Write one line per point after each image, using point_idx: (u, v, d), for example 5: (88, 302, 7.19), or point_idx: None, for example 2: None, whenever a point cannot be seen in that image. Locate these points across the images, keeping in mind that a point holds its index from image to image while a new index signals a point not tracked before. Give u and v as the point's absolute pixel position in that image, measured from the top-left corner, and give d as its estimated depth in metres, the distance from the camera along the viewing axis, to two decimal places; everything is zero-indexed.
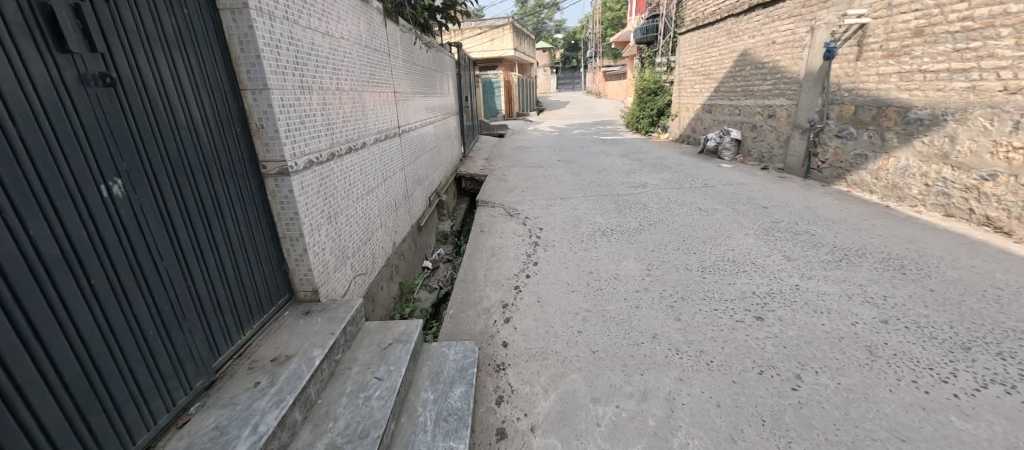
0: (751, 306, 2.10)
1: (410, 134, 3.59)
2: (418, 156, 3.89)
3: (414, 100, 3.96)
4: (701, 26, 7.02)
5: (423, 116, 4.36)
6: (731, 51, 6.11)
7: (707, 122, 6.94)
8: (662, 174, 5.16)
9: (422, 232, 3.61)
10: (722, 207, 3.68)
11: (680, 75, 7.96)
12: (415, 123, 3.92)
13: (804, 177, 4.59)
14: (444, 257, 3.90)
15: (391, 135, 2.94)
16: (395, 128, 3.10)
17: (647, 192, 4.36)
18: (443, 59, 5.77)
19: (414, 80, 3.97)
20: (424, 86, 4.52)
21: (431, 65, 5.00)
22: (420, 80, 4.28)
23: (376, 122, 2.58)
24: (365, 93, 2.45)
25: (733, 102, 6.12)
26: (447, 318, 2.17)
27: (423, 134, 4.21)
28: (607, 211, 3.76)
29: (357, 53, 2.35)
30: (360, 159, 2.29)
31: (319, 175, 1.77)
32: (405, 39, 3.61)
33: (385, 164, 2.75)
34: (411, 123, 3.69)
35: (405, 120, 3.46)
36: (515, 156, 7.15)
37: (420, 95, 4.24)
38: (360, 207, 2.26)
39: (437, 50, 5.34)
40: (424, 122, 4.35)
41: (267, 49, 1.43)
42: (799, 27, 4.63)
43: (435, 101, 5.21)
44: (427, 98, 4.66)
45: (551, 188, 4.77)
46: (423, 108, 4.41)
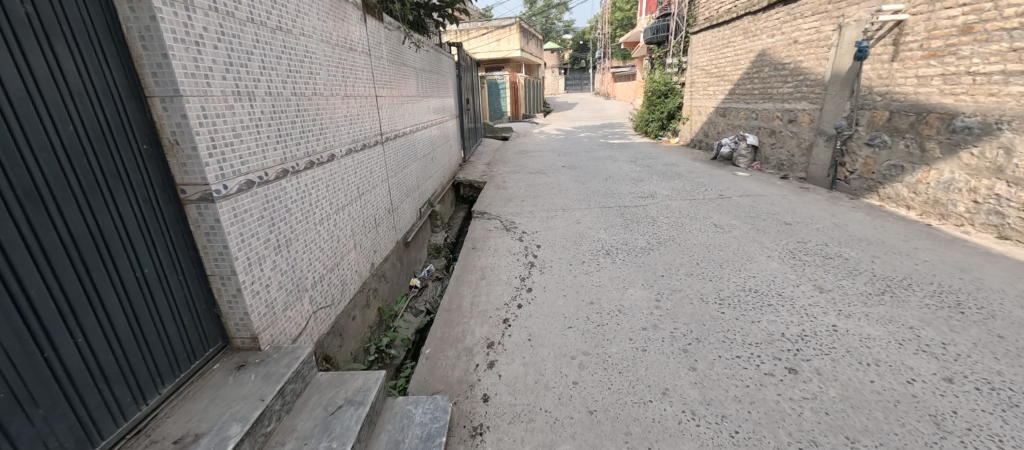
0: (781, 354, 1.76)
1: (397, 141, 3.30)
2: (408, 164, 3.61)
3: (405, 103, 3.68)
4: (716, 25, 6.65)
5: (416, 120, 4.08)
6: (748, 51, 5.74)
7: (721, 127, 6.56)
8: (672, 183, 4.82)
9: (409, 247, 3.32)
10: (739, 223, 3.34)
11: (693, 76, 7.59)
12: (406, 129, 3.64)
13: (829, 188, 4.22)
14: (434, 274, 3.60)
15: (371, 144, 2.64)
16: (378, 135, 2.81)
17: (657, 204, 4.02)
18: (441, 59, 5.48)
19: (404, 83, 3.69)
20: (417, 88, 4.24)
21: (427, 66, 4.72)
22: (412, 83, 4.00)
23: (349, 130, 2.29)
24: (337, 99, 2.16)
25: (749, 105, 5.75)
26: (423, 360, 1.87)
27: (415, 140, 3.93)
28: (612, 226, 3.43)
29: (325, 52, 2.06)
30: (327, 174, 2.01)
31: (262, 198, 1.48)
32: (391, 38, 3.33)
33: (362, 177, 2.46)
34: (399, 128, 3.40)
35: (392, 126, 3.18)
36: (518, 160, 6.85)
37: (411, 98, 3.94)
38: (326, 229, 1.98)
39: (433, 50, 5.06)
40: (417, 127, 4.07)
41: (179, 46, 1.14)
42: (825, 25, 4.26)
43: (432, 104, 4.93)
44: (421, 101, 4.38)
45: (554, 198, 4.46)
46: (417, 113, 4.13)
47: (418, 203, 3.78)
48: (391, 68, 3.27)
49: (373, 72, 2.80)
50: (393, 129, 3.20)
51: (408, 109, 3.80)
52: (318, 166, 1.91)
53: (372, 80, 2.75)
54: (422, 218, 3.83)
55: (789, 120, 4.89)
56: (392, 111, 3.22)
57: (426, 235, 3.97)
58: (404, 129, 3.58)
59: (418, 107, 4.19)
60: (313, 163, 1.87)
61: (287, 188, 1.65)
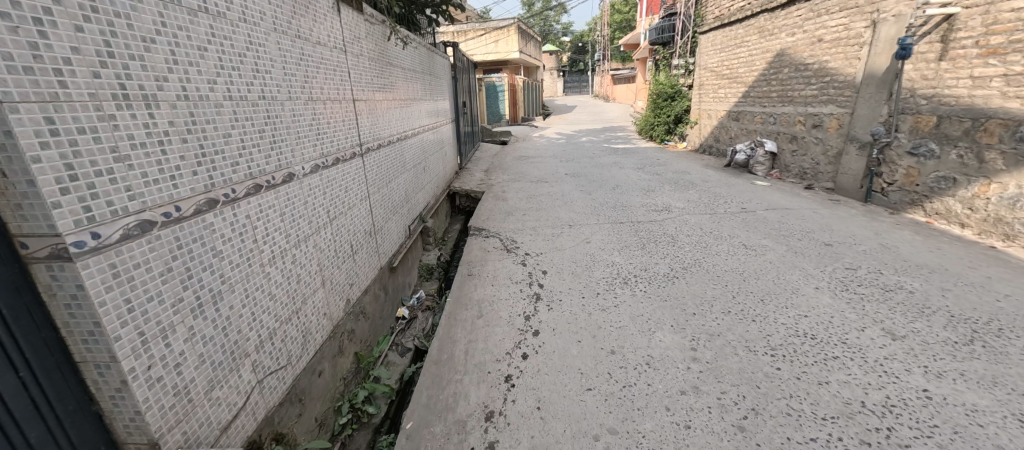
0: (871, 435, 1.36)
1: (384, 150, 3.14)
2: (398, 176, 3.38)
3: (397, 108, 3.52)
4: (727, 24, 6.26)
5: (411, 126, 3.92)
6: (765, 51, 5.35)
7: (734, 132, 6.18)
8: (687, 194, 4.42)
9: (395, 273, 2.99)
10: (772, 244, 2.93)
11: (701, 77, 7.20)
12: (397, 134, 3.47)
13: (863, 201, 3.85)
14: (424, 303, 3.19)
15: (344, 155, 2.51)
16: (356, 148, 2.68)
17: (673, 218, 3.62)
18: (439, 61, 5.26)
19: (395, 88, 3.54)
20: (412, 93, 4.08)
21: (424, 69, 4.55)
22: (406, 86, 3.86)
23: (312, 143, 2.20)
24: (290, 105, 2.04)
25: (766, 108, 5.37)
26: (402, 441, 1.44)
27: (410, 152, 3.76)
28: (627, 248, 3.02)
29: (273, 51, 1.95)
30: (276, 198, 1.87)
31: (162, 250, 1.29)
32: (377, 42, 3.16)
33: (330, 197, 2.30)
34: (388, 134, 3.25)
35: (376, 135, 3.02)
36: (518, 167, 6.44)
37: (405, 104, 3.78)
38: (269, 279, 1.75)
39: (431, 51, 4.87)
40: (412, 133, 3.90)
41: (27, 64, 0.99)
42: (855, 21, 3.89)
43: (430, 109, 4.74)
44: (417, 105, 4.20)
45: (558, 211, 4.04)
46: (412, 119, 3.98)
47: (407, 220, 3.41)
48: (377, 71, 3.14)
49: (348, 75, 2.67)
50: (376, 138, 3.02)
51: (400, 115, 3.63)
52: (260, 193, 1.78)
53: (346, 85, 2.63)
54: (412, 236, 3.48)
55: (814, 124, 4.51)
56: (377, 119, 3.07)
57: (416, 255, 3.58)
58: (395, 138, 3.41)
59: (411, 112, 4.00)
60: (253, 192, 1.73)
61: (213, 230, 1.50)
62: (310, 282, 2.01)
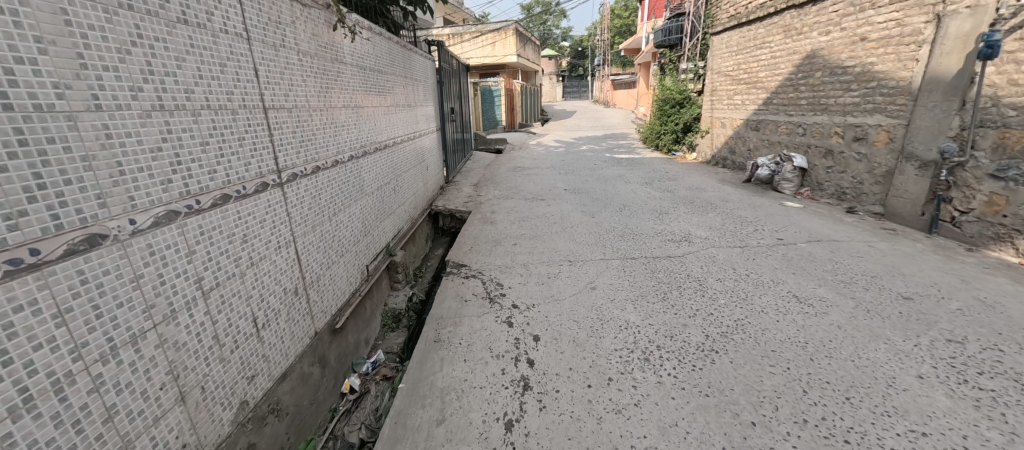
0: None
1: (305, 180, 2.40)
2: (344, 207, 2.78)
3: (333, 120, 2.74)
4: (745, 23, 5.62)
5: (365, 141, 3.17)
6: (790, 53, 4.80)
7: (753, 143, 5.55)
8: (708, 218, 3.75)
9: (340, 333, 2.55)
10: (833, 297, 2.27)
11: (713, 82, 6.60)
12: (333, 154, 2.72)
13: (927, 231, 3.43)
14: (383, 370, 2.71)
15: (212, 195, 1.76)
16: (250, 178, 1.99)
17: (697, 253, 2.95)
18: (415, 60, 4.48)
19: (334, 97, 2.77)
20: (370, 100, 3.31)
21: (391, 72, 3.78)
22: (357, 94, 3.09)
23: (154, 181, 1.49)
24: (80, 123, 1.26)
25: (794, 117, 4.81)
26: None
27: (356, 175, 2.98)
28: (644, 299, 2.35)
29: (34, 30, 1.16)
30: (30, 289, 1.12)
31: None
32: (294, 36, 2.39)
33: (188, 259, 1.62)
34: (320, 152, 2.58)
35: (287, 159, 2.26)
36: (512, 181, 5.80)
37: (353, 115, 3.03)
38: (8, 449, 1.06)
39: (403, 51, 4.10)
40: (365, 151, 3.16)
41: None
42: (912, 16, 3.45)
43: (402, 119, 3.99)
44: (378, 116, 3.44)
45: (555, 240, 3.36)
46: (367, 132, 3.21)
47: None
48: (296, 73, 2.38)
49: (228, 76, 1.88)
50: (285, 165, 2.25)
51: (343, 129, 2.86)
52: None
53: (223, 90, 1.85)
54: (378, 276, 3.07)
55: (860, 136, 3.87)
56: (291, 138, 2.31)
57: (379, 299, 3.08)
58: (329, 161, 2.65)
59: (367, 125, 3.23)
60: None
61: None
62: (155, 398, 1.44)
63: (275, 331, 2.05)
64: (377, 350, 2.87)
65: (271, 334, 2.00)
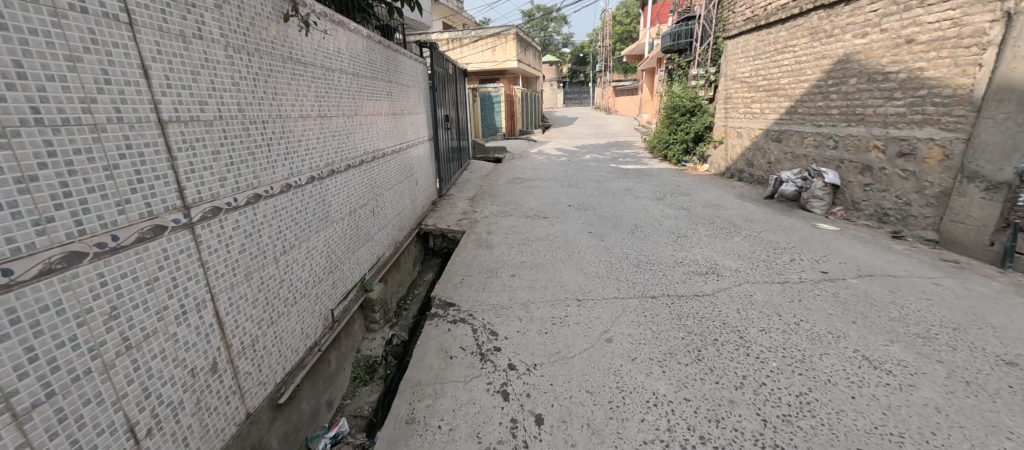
0: None
1: (231, 216, 1.82)
2: (298, 242, 2.27)
3: (279, 135, 2.17)
4: (764, 26, 5.21)
5: (327, 159, 2.60)
6: (818, 57, 4.39)
7: (774, 156, 5.11)
8: (733, 243, 3.29)
9: (288, 404, 2.03)
10: (913, 358, 1.80)
11: (727, 89, 6.17)
12: (279, 177, 2.16)
13: (1000, 264, 2.93)
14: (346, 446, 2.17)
15: (41, 258, 1.13)
16: (131, 223, 1.39)
17: (729, 291, 2.48)
18: (399, 61, 3.89)
19: (280, 106, 2.18)
20: (336, 109, 2.72)
21: (366, 74, 3.19)
22: (316, 102, 2.51)
23: None
24: None
25: (823, 128, 4.39)
26: None
27: (314, 201, 2.44)
28: (674, 359, 1.87)
29: None
30: None
31: None
32: (217, 26, 1.79)
33: (47, 329, 1.14)
34: (261, 176, 2.03)
35: (201, 189, 1.69)
36: (511, 194, 5.35)
37: (313, 128, 2.47)
38: None
39: (382, 50, 3.51)
40: (327, 171, 2.59)
41: None
42: (973, 15, 3.07)
43: (381, 130, 3.41)
44: (346, 128, 2.86)
45: (560, 270, 2.90)
46: (330, 149, 2.64)
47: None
48: (218, 76, 1.79)
49: (88, 77, 1.27)
50: (196, 199, 1.66)
51: (294, 146, 2.29)
52: None
53: (74, 97, 1.22)
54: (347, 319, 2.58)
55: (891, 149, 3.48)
56: (211, 162, 1.74)
57: (348, 347, 2.59)
58: (271, 187, 2.10)
59: (331, 138, 2.66)
60: None
61: None
62: None
63: (187, 417, 1.54)
64: (342, 415, 2.36)
65: (173, 434, 1.49)
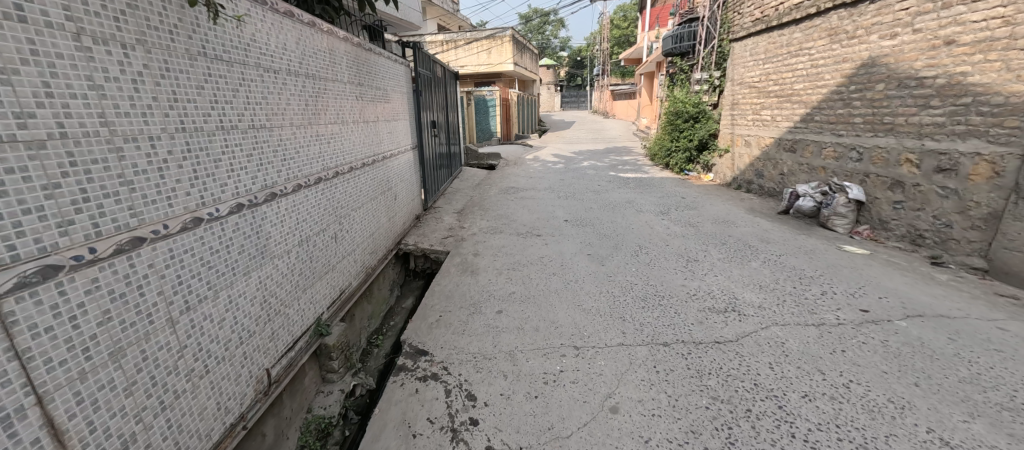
0: None
1: (88, 273, 1.28)
2: (216, 290, 1.77)
3: (177, 154, 1.63)
4: (777, 26, 4.82)
5: (257, 181, 2.07)
6: (840, 60, 4.03)
7: (789, 166, 4.72)
8: (752, 271, 2.87)
9: None
10: (1005, 443, 1.41)
11: (734, 94, 5.79)
12: (179, 211, 1.62)
13: None
14: None
15: None
16: None
17: (756, 336, 2.07)
18: (366, 61, 3.35)
19: (179, 116, 1.64)
20: (271, 118, 2.19)
21: (319, 76, 2.64)
22: (238, 110, 1.97)
23: None
24: None
25: (844, 137, 4.02)
26: None
27: (241, 233, 1.93)
28: (700, 442, 1.46)
29: None
30: None
31: None
32: (59, 4, 1.24)
33: None
34: (151, 213, 1.50)
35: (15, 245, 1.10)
36: (503, 207, 4.94)
37: (240, 143, 1.96)
38: None
39: (343, 47, 2.96)
40: (257, 196, 2.06)
41: None
42: None
43: (341, 142, 2.87)
44: (289, 141, 2.32)
45: (554, 305, 2.48)
46: (262, 168, 2.11)
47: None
48: (61, 77, 1.23)
49: None
50: (4, 259, 1.08)
51: (204, 167, 1.76)
52: None
53: None
54: (295, 373, 2.15)
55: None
56: (50, 202, 1.19)
57: (298, 404, 2.16)
58: (168, 223, 1.57)
59: (264, 155, 2.13)
60: None
61: None
62: None
63: None
64: None
65: None
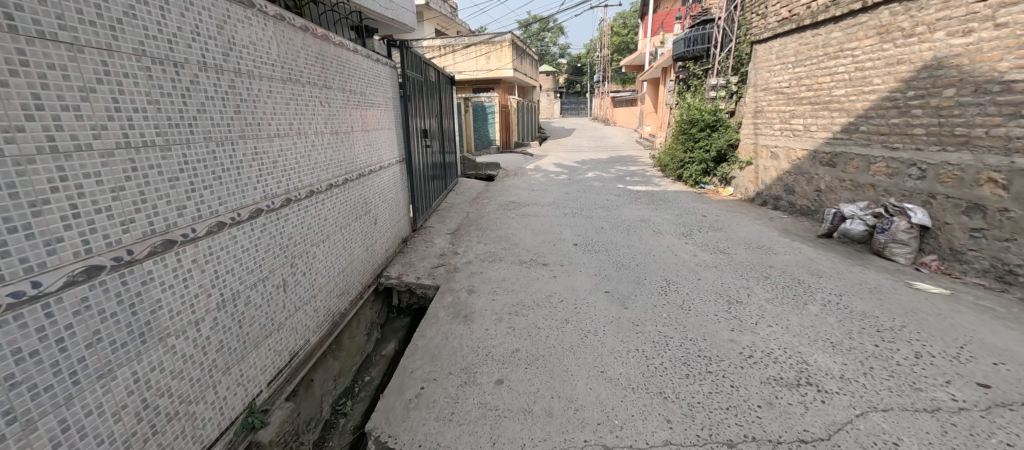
0: None
1: None
2: (139, 375, 1.11)
3: (24, 178, 0.86)
4: (811, 25, 4.24)
5: (188, 216, 1.28)
6: (893, 62, 3.34)
7: (826, 183, 4.08)
8: (815, 319, 2.30)
9: None
10: None
11: (759, 101, 5.24)
12: (48, 264, 0.90)
13: None
14: None
15: None
16: None
17: (855, 433, 1.50)
18: (345, 59, 2.60)
19: (33, 108, 0.88)
20: (213, 122, 1.39)
21: (285, 67, 1.86)
22: (158, 106, 1.18)
23: None
24: None
25: (897, 153, 3.31)
26: None
27: (165, 290, 1.19)
28: None
29: None
30: None
31: None
32: None
33: None
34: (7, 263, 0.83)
35: None
36: (504, 226, 4.37)
37: (148, 160, 1.14)
38: None
39: (319, 35, 2.20)
40: (189, 233, 1.29)
41: None
42: None
43: (312, 156, 2.09)
44: (242, 155, 1.54)
45: (571, 373, 1.91)
46: (196, 198, 1.31)
47: (197, 448, 1.29)
48: None
49: None
50: None
51: (84, 200, 0.97)
52: None
53: None
54: None
55: (1006, 185, 2.60)
56: None
57: None
58: (41, 278, 0.89)
59: (202, 175, 1.34)
60: None
61: None
62: None
63: None
64: None
65: None
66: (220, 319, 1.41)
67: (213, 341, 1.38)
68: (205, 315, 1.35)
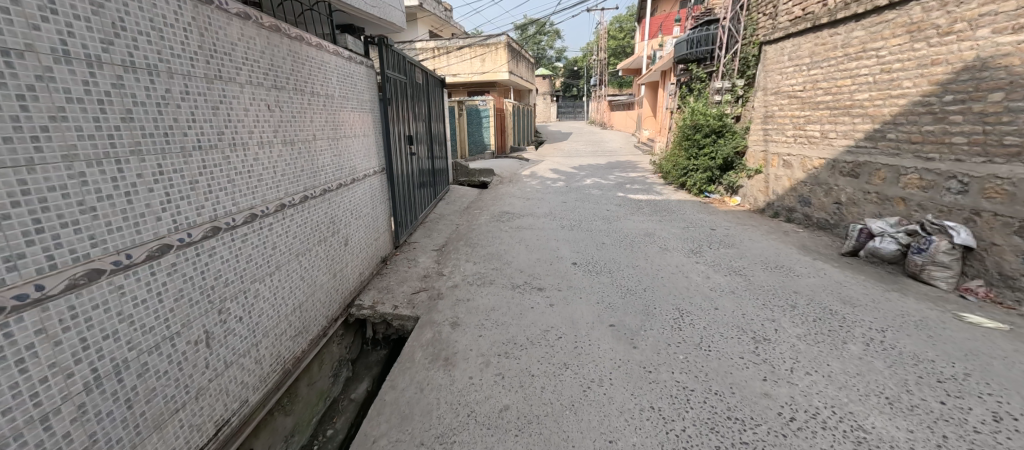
0: None
1: None
2: None
3: None
4: (828, 24, 3.92)
5: (27, 268, 0.89)
6: (927, 62, 3.01)
7: (847, 194, 3.74)
8: (861, 364, 1.94)
9: None
10: None
11: (770, 105, 4.91)
12: None
13: None
14: None
15: None
16: None
17: None
18: (307, 55, 2.20)
19: None
20: (79, 133, 1.00)
21: (211, 61, 1.46)
22: None
23: None
24: None
25: (933, 164, 2.97)
26: None
27: None
28: None
29: None
30: None
31: None
32: None
33: None
34: None
35: None
36: (496, 242, 3.99)
37: None
38: None
39: (266, 25, 1.80)
40: (29, 293, 0.90)
41: None
42: None
43: (253, 172, 1.69)
44: (135, 177, 1.14)
45: (571, 444, 1.53)
46: (43, 242, 0.92)
47: None
48: None
49: None
50: None
51: None
52: None
53: None
54: None
55: None
56: None
57: None
58: None
59: (56, 208, 0.95)
60: None
61: None
62: None
63: None
64: None
65: None
66: (92, 405, 1.03)
67: (78, 438, 1.00)
68: (63, 404, 0.97)
